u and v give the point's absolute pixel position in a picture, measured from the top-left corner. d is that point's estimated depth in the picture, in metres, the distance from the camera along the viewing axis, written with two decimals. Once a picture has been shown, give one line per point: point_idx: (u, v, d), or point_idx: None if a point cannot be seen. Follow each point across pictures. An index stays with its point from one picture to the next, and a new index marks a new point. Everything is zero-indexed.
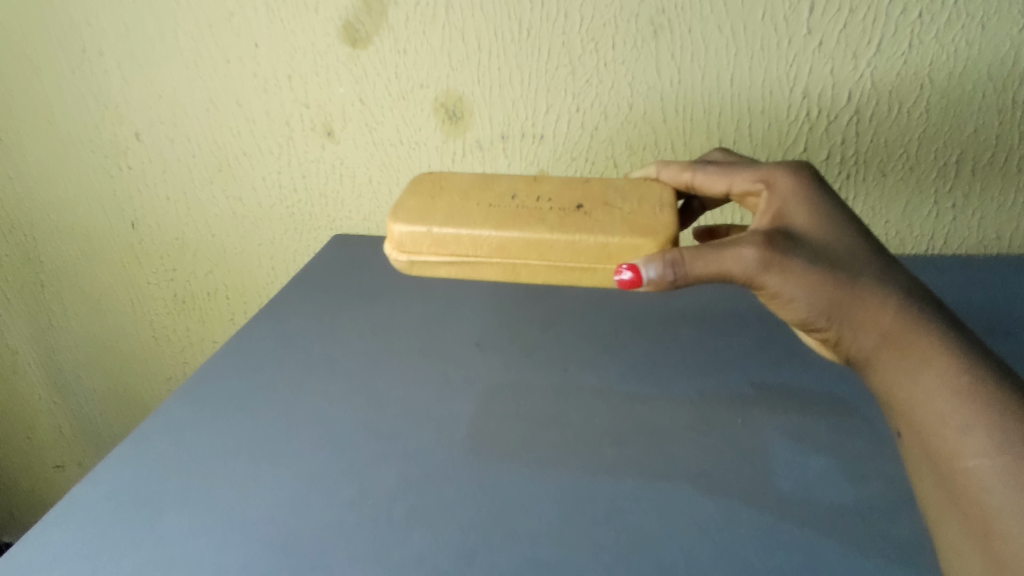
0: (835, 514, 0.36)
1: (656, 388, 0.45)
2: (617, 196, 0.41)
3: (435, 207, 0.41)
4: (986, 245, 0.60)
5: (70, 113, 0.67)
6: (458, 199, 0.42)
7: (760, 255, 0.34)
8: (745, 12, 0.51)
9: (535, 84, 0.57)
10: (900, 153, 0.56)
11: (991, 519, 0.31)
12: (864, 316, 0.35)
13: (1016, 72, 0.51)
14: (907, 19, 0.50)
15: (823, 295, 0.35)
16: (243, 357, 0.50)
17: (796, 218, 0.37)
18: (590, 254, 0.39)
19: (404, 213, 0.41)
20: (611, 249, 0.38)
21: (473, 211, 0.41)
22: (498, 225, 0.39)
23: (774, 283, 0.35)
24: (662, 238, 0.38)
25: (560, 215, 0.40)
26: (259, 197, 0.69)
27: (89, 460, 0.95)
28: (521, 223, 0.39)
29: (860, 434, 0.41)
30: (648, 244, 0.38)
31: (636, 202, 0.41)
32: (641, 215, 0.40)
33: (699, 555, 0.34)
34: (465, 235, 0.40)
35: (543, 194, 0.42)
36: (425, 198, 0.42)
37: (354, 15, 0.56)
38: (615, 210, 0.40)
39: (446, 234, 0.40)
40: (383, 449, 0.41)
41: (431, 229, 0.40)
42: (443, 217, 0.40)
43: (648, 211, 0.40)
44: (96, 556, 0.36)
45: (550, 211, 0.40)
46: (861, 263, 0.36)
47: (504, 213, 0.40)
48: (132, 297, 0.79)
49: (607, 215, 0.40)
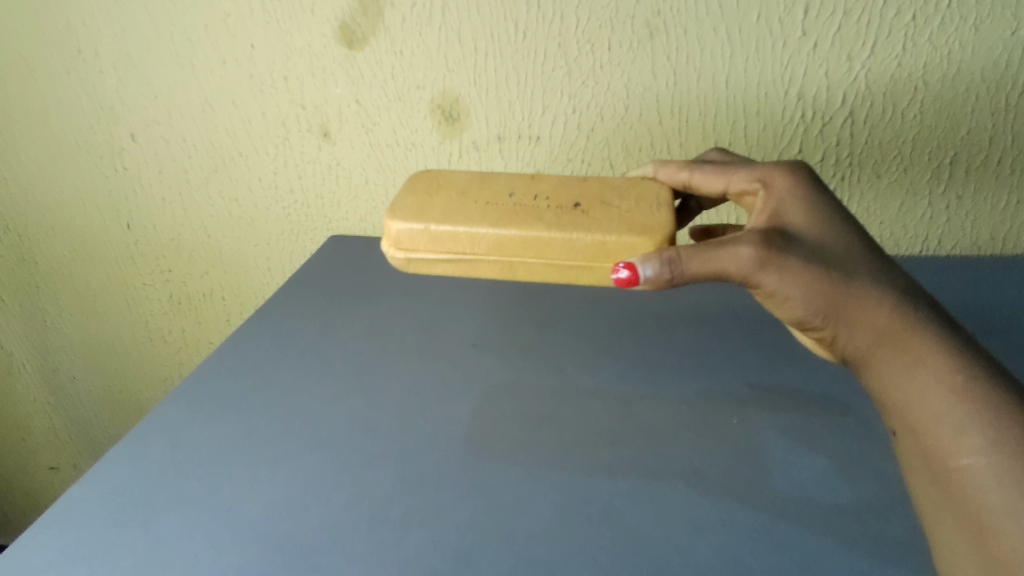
0: (831, 514, 0.36)
1: (653, 388, 0.45)
2: (614, 196, 0.41)
3: (433, 205, 0.41)
4: (980, 246, 0.60)
5: (65, 113, 0.66)
6: (455, 197, 0.42)
7: (756, 255, 0.34)
8: (741, 14, 0.52)
9: (532, 85, 0.57)
10: (895, 154, 0.56)
11: (985, 517, 0.31)
12: (860, 315, 0.36)
13: (1009, 74, 0.52)
14: (901, 21, 0.50)
15: (820, 294, 0.35)
16: (240, 357, 0.50)
17: (792, 218, 0.37)
18: (587, 252, 0.39)
19: (401, 211, 0.41)
20: (608, 248, 0.38)
21: (470, 209, 0.41)
22: (495, 223, 0.39)
23: (771, 282, 0.35)
24: (658, 237, 0.38)
25: (558, 213, 0.40)
26: (255, 198, 0.69)
27: (83, 462, 0.94)
28: (519, 222, 0.40)
29: (855, 434, 0.41)
30: (645, 243, 0.38)
31: (633, 201, 0.41)
32: (638, 214, 0.40)
33: (695, 555, 0.34)
34: (462, 232, 0.40)
35: (540, 192, 0.42)
36: (423, 196, 0.42)
37: (350, 16, 0.57)
38: (612, 209, 0.40)
39: (444, 233, 0.40)
40: (380, 450, 0.41)
41: (429, 227, 0.40)
42: (440, 215, 0.40)
43: (644, 209, 0.40)
44: (91, 557, 0.36)
45: (548, 210, 0.40)
46: (857, 264, 0.36)
47: (502, 211, 0.40)
48: (127, 298, 0.79)
49: (605, 213, 0.40)
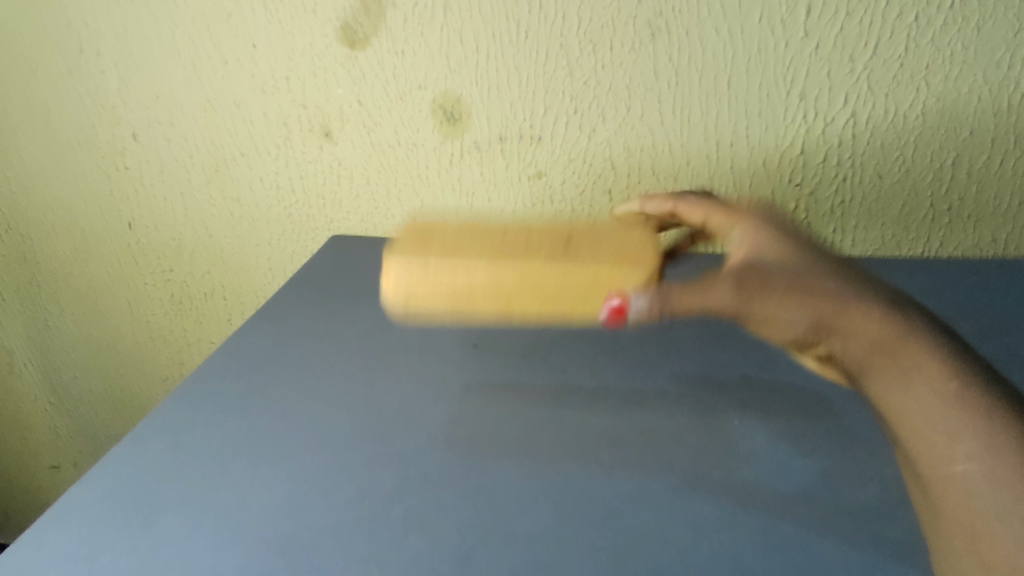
0: (831, 516, 0.36)
1: (653, 390, 0.45)
2: (600, 239, 0.42)
3: (430, 246, 0.41)
4: (982, 248, 0.60)
5: (67, 112, 0.66)
6: (450, 238, 0.42)
7: (732, 286, 0.35)
8: (743, 15, 0.52)
9: (533, 86, 0.57)
10: (896, 156, 0.56)
11: (978, 523, 0.29)
12: (850, 326, 0.34)
13: (1012, 76, 0.52)
14: (904, 22, 0.51)
15: (804, 312, 0.34)
16: (242, 357, 0.50)
17: (766, 241, 0.38)
18: (581, 289, 0.39)
19: (398, 249, 0.41)
20: (600, 285, 0.38)
21: (465, 247, 0.41)
22: (491, 259, 0.39)
23: (756, 312, 0.35)
24: (645, 274, 0.39)
25: (550, 252, 0.40)
26: (256, 198, 0.69)
27: (84, 460, 0.94)
28: (514, 257, 0.40)
29: (854, 436, 0.41)
30: (634, 280, 0.38)
31: (618, 245, 0.42)
32: (624, 254, 0.40)
33: (695, 557, 0.34)
34: (461, 268, 0.39)
35: (530, 235, 0.43)
36: (418, 238, 0.42)
37: (352, 16, 0.57)
38: (600, 248, 0.41)
39: (443, 270, 0.39)
40: (381, 451, 0.41)
41: (428, 266, 0.40)
42: (438, 253, 0.40)
43: (630, 249, 0.41)
44: (91, 557, 0.35)
45: (539, 248, 0.41)
46: (839, 280, 0.35)
47: (496, 248, 0.41)
48: (128, 297, 0.79)
49: (593, 253, 0.40)
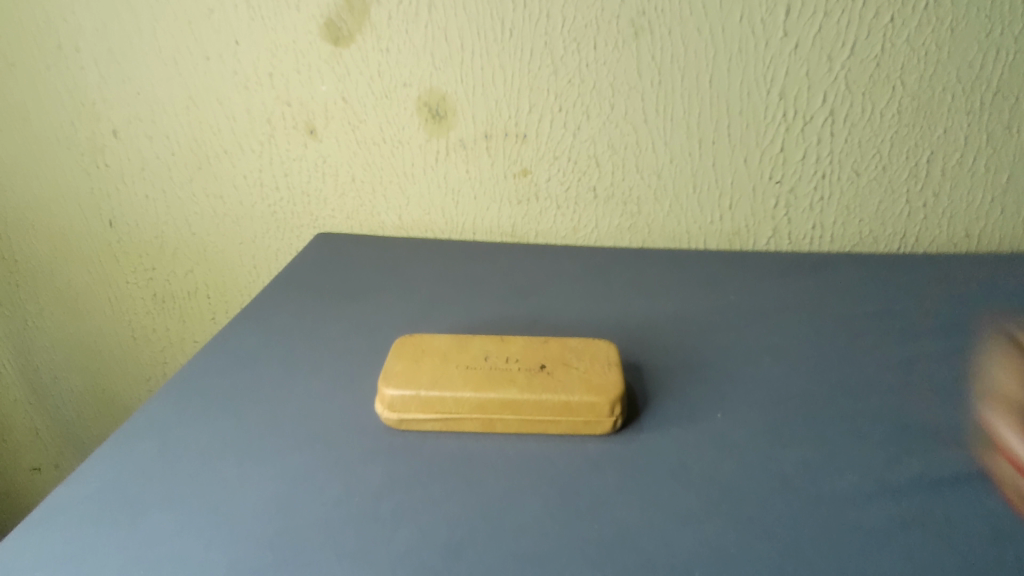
0: (812, 504, 0.37)
1: (639, 385, 0.46)
2: (574, 356, 0.45)
3: (421, 371, 0.44)
4: (956, 243, 0.62)
5: (45, 109, 0.65)
6: (438, 361, 0.45)
7: None
8: (724, 14, 0.53)
9: (518, 84, 0.58)
10: (873, 153, 0.58)
11: None
12: None
13: (983, 76, 0.54)
14: (880, 23, 0.52)
15: None
16: (228, 356, 0.50)
17: None
18: (555, 409, 0.41)
19: (392, 376, 0.43)
20: (572, 406, 0.41)
21: (453, 373, 0.43)
22: (476, 388, 0.42)
23: None
24: (614, 395, 0.41)
25: (528, 375, 0.43)
26: (239, 195, 0.68)
27: (66, 463, 0.93)
28: (496, 385, 0.42)
29: (832, 428, 0.42)
30: (603, 400, 0.41)
31: (589, 361, 0.45)
32: (595, 373, 0.43)
33: (681, 545, 0.35)
34: (448, 396, 0.42)
35: (511, 354, 0.45)
36: (410, 361, 0.45)
37: (335, 13, 0.57)
38: (572, 369, 0.44)
39: (434, 396, 0.42)
40: (372, 447, 0.41)
41: (420, 392, 0.42)
42: (428, 380, 0.43)
43: (598, 369, 0.44)
44: (81, 556, 0.35)
45: (519, 372, 0.44)
46: None
47: (480, 375, 0.43)
48: (110, 296, 0.78)
49: (566, 374, 0.43)
